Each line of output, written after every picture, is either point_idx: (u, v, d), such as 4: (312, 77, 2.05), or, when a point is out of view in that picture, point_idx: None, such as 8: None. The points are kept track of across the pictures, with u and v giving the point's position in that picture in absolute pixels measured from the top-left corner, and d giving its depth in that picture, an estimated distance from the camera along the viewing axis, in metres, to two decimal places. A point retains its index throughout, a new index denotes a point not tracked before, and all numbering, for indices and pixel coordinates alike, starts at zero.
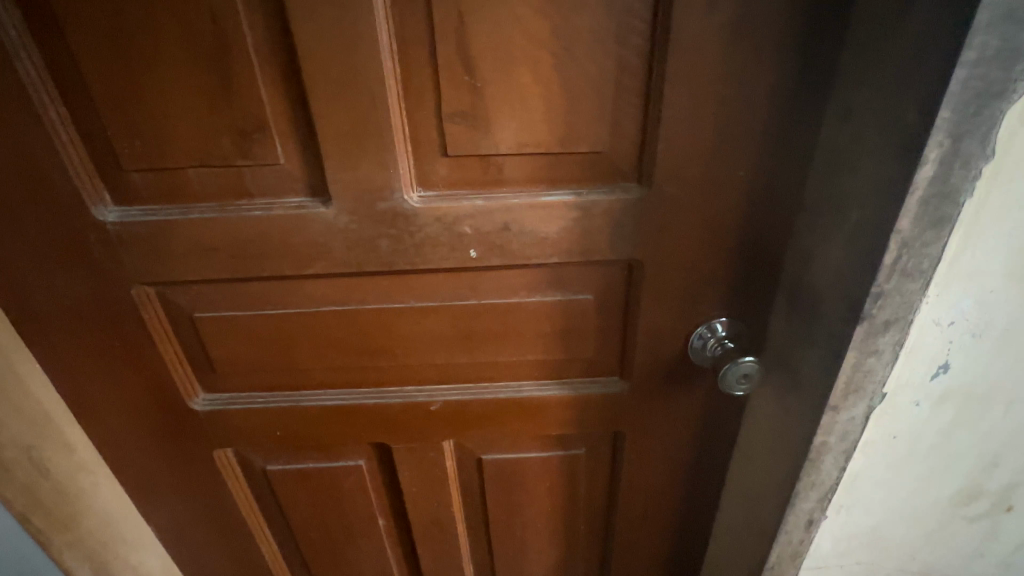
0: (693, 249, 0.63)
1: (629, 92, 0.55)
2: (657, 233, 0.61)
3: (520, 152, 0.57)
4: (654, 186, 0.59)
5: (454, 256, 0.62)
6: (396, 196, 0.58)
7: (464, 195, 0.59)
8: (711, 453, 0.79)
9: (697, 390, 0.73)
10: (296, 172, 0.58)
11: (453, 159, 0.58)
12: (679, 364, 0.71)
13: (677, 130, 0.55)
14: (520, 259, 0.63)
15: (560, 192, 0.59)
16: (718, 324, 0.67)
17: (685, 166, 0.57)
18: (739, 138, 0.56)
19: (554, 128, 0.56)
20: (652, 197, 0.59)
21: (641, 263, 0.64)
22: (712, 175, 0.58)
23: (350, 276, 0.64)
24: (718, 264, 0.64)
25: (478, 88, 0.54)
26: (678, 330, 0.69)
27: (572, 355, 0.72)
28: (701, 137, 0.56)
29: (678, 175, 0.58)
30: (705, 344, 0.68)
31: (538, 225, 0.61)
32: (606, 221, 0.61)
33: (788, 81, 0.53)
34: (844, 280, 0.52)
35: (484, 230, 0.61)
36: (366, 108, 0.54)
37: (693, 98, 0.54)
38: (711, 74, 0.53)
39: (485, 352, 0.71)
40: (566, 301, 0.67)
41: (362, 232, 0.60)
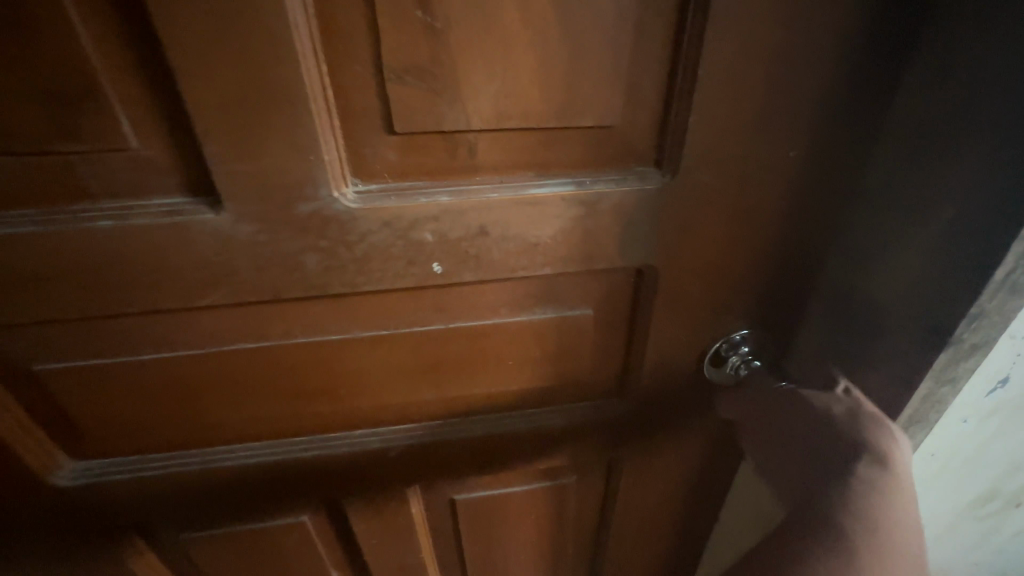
0: (719, 250, 0.49)
1: (653, 41, 0.39)
2: (680, 231, 0.47)
3: (501, 127, 0.40)
4: (682, 172, 0.44)
5: (412, 273, 0.45)
6: (323, 194, 0.40)
7: (422, 189, 0.42)
8: (718, 473, 0.69)
9: (707, 408, 0.62)
10: (161, 161, 0.38)
11: (404, 139, 0.40)
12: (690, 382, 0.59)
13: (716, 96, 0.40)
14: (501, 271, 0.47)
15: (555, 182, 0.44)
16: (740, 338, 0.55)
17: (721, 144, 0.43)
18: (791, 110, 0.42)
19: (549, 93, 0.39)
20: (679, 186, 0.44)
21: (655, 269, 0.50)
22: (752, 158, 0.44)
23: (265, 303, 0.46)
24: (747, 268, 0.51)
25: (439, 31, 0.36)
26: (692, 345, 0.56)
27: (564, 380, 0.58)
28: (745, 104, 0.41)
29: (711, 156, 0.43)
30: (725, 363, 0.57)
31: (525, 228, 0.45)
32: (614, 218, 0.45)
33: (865, 29, 0.39)
34: (926, 297, 0.40)
35: (451, 237, 0.44)
36: (264, 62, 0.35)
37: (740, 51, 0.39)
38: (771, 15, 0.38)
39: (456, 385, 0.56)
40: (557, 317, 0.53)
41: (275, 245, 0.42)
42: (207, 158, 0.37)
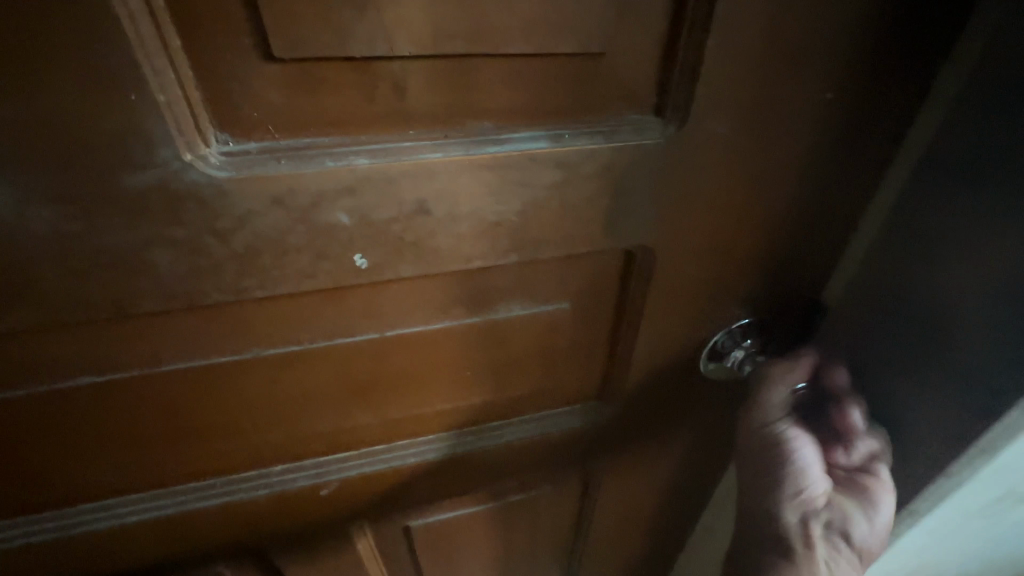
0: (728, 225, 0.39)
1: None
2: (683, 202, 0.36)
3: (441, 55, 0.27)
4: (692, 121, 0.32)
5: (326, 269, 0.32)
6: (166, 156, 0.26)
7: (329, 148, 0.28)
8: (706, 473, 0.62)
9: (700, 408, 0.53)
10: None
11: (291, 70, 0.26)
12: (683, 381, 0.50)
13: (741, 10, 0.29)
14: (451, 262, 0.35)
15: (521, 137, 0.31)
16: (742, 328, 0.46)
17: (743, 82, 0.32)
18: (833, 36, 0.31)
19: (511, 1, 0.26)
20: (686, 141, 0.33)
21: (648, 252, 0.39)
22: (779, 104, 0.33)
23: (109, 322, 0.32)
24: (757, 245, 0.41)
25: None
26: (687, 337, 0.46)
27: (535, 388, 0.48)
28: (777, 26, 0.30)
29: (728, 99, 0.32)
30: (725, 358, 0.48)
31: (484, 202, 0.32)
32: (602, 186, 0.34)
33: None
34: (996, 315, 0.32)
35: (378, 216, 0.31)
36: None
37: None
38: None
39: (400, 404, 0.44)
40: (525, 314, 0.41)
41: (100, 237, 0.27)
42: None
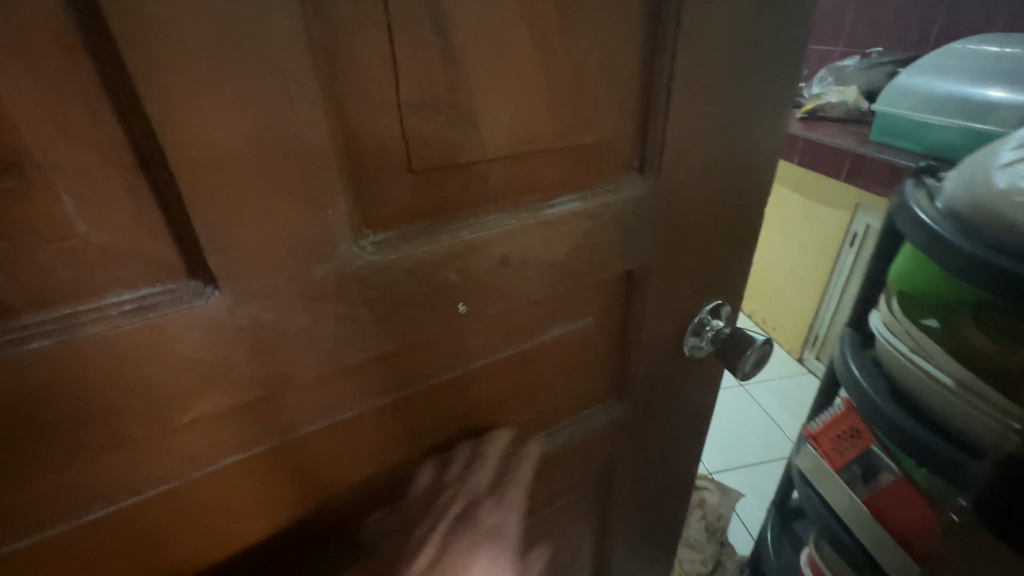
0: (696, 242, 0.55)
1: (642, 60, 0.41)
2: (666, 230, 0.51)
3: (516, 154, 0.39)
4: (668, 177, 0.47)
5: (437, 318, 0.42)
6: (340, 250, 0.35)
7: (442, 227, 0.39)
8: (696, 441, 0.76)
9: (689, 386, 0.68)
10: (125, 247, 0.28)
11: (420, 176, 0.36)
12: (676, 367, 0.64)
13: (694, 107, 0.44)
14: (519, 299, 0.46)
15: (562, 201, 0.44)
16: (709, 311, 0.61)
17: (698, 147, 0.47)
18: (749, 115, 0.48)
19: (558, 114, 0.39)
20: (666, 190, 0.48)
21: (646, 269, 0.53)
22: (721, 160, 0.49)
23: (268, 398, 0.38)
24: (715, 252, 0.57)
25: (456, 60, 0.34)
26: (677, 330, 0.61)
27: (569, 392, 0.59)
28: (717, 113, 0.46)
29: (689, 160, 0.47)
30: (700, 337, 0.62)
31: (542, 250, 0.44)
32: (614, 226, 0.48)
33: (796, 42, 0.46)
34: None
35: (473, 271, 0.41)
36: (274, 107, 0.29)
37: (712, 65, 0.43)
38: (732, 33, 0.42)
39: (470, 427, 0.53)
40: (564, 332, 0.53)
41: (286, 319, 0.35)
42: (200, 236, 0.30)
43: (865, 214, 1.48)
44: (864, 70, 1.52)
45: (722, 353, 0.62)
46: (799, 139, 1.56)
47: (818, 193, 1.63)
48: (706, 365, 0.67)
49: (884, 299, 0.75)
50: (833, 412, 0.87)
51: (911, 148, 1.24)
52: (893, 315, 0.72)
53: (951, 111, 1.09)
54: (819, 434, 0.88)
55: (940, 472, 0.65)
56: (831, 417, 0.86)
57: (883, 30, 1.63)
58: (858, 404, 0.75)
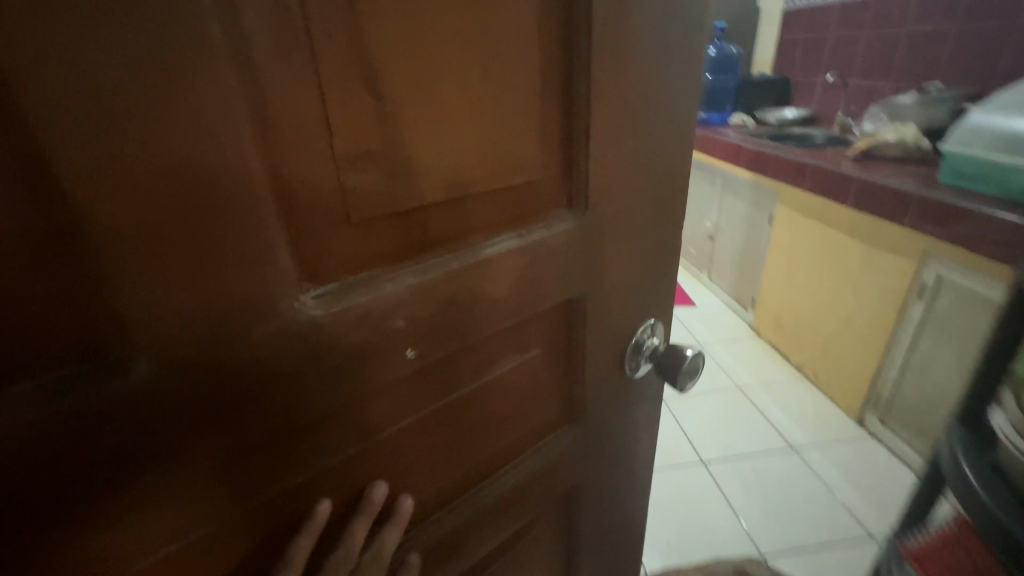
0: (625, 270, 0.59)
1: (558, 109, 0.45)
2: (597, 260, 0.55)
3: (455, 198, 0.41)
4: (593, 210, 0.52)
5: (387, 367, 0.41)
6: (283, 308, 0.33)
7: (386, 275, 0.38)
8: (642, 455, 0.80)
9: (631, 403, 0.72)
10: (40, 325, 0.26)
11: (361, 226, 0.36)
12: (618, 387, 0.68)
13: (607, 149, 0.49)
14: (469, 337, 0.46)
15: (501, 239, 0.46)
16: (646, 331, 0.67)
17: (615, 184, 0.52)
18: (652, 155, 0.54)
19: (490, 159, 0.42)
20: (594, 220, 0.52)
21: (583, 297, 0.56)
22: (636, 195, 0.55)
23: (212, 476, 0.34)
24: (642, 274, 0.62)
25: (390, 112, 0.34)
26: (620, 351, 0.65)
27: (523, 424, 0.60)
28: (627, 154, 0.51)
29: (608, 195, 0.52)
30: (641, 356, 0.67)
31: (487, 287, 0.46)
32: (551, 259, 0.50)
33: (686, 89, 0.54)
34: None
35: (422, 315, 0.41)
36: (206, 170, 0.27)
37: (620, 112, 0.48)
38: (633, 82, 0.48)
39: (428, 476, 0.51)
40: (513, 364, 0.54)
41: (227, 382, 0.32)
42: (129, 309, 0.27)
43: (932, 262, 1.39)
44: (924, 106, 1.66)
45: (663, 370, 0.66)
46: (853, 180, 1.55)
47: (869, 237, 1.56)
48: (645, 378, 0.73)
49: (1008, 395, 0.74)
50: (938, 528, 0.85)
51: (992, 194, 1.24)
52: (1014, 412, 0.71)
53: (1004, 142, 1.19)
54: (919, 553, 0.85)
55: (1003, 549, 0.66)
56: (935, 537, 0.83)
57: (943, 68, 1.83)
58: (957, 492, 0.74)
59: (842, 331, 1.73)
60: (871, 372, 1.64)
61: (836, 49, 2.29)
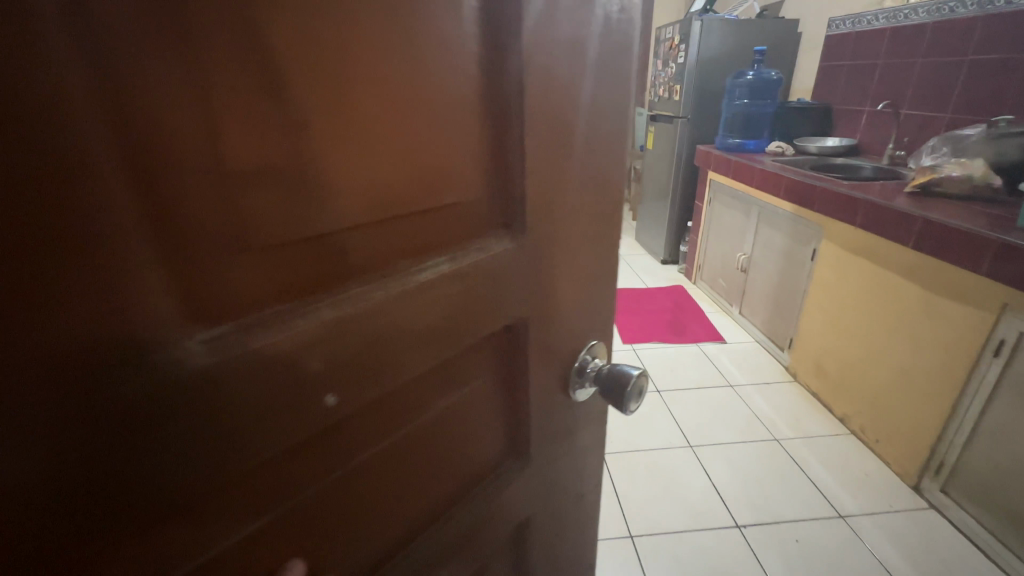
0: (567, 293, 0.55)
1: (495, 121, 0.41)
2: (540, 285, 0.51)
3: (377, 219, 0.36)
4: (535, 232, 0.47)
5: (299, 418, 0.34)
6: (160, 359, 0.26)
7: (296, 310, 0.33)
8: (589, 485, 0.75)
9: (576, 431, 0.68)
10: None
11: (264, 253, 0.30)
12: (562, 416, 0.63)
13: (546, 164, 0.45)
14: (398, 376, 0.41)
15: (434, 264, 0.41)
16: (587, 352, 0.61)
17: (555, 200, 0.48)
18: (595, 172, 0.51)
19: (414, 174, 0.37)
20: (535, 242, 0.48)
21: (526, 324, 0.51)
22: (577, 212, 0.51)
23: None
24: (587, 297, 0.58)
25: (295, 120, 0.29)
26: (562, 380, 0.60)
27: (466, 466, 0.54)
28: (568, 170, 0.47)
29: (549, 212, 0.48)
30: (583, 379, 0.61)
31: (420, 317, 0.40)
32: (490, 285, 0.45)
33: (623, 102, 0.51)
34: None
35: (341, 355, 0.36)
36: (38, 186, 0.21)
37: (559, 125, 0.44)
38: (572, 96, 0.44)
39: (356, 537, 0.44)
40: (452, 399, 0.49)
41: (83, 465, 0.25)
42: None
43: (1011, 318, 1.23)
44: (992, 140, 1.52)
45: (604, 392, 0.60)
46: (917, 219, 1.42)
47: (942, 282, 1.39)
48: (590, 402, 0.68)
49: None
50: None
51: None
52: None
53: None
54: None
55: None
56: None
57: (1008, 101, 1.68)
58: None
59: (895, 383, 1.57)
60: (929, 434, 1.47)
61: (885, 78, 2.16)
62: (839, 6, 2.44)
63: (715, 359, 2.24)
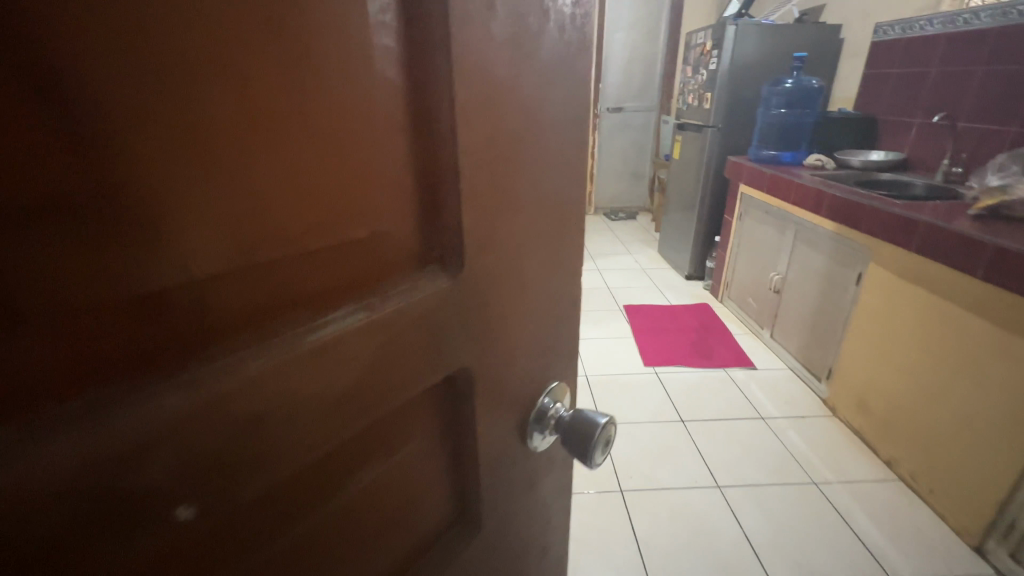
0: (519, 338, 0.46)
1: (414, 133, 0.32)
2: (485, 331, 0.42)
3: (251, 262, 0.27)
4: (475, 270, 0.38)
5: (131, 545, 0.24)
6: None
7: (119, 396, 0.23)
8: (552, 542, 0.66)
9: (536, 488, 0.58)
10: None
11: (51, 321, 0.21)
12: (520, 475, 0.54)
13: (485, 187, 0.36)
14: (294, 463, 0.31)
15: (341, 315, 0.31)
16: (548, 396, 0.53)
17: (498, 229, 0.39)
18: (545, 194, 0.42)
19: (303, 202, 0.28)
20: (477, 284, 0.39)
21: (467, 377, 0.42)
22: (526, 243, 0.42)
23: None
24: (543, 338, 0.50)
25: (93, 130, 0.20)
26: (518, 437, 0.51)
27: (400, 551, 0.44)
28: (512, 193, 0.39)
29: (491, 244, 0.39)
30: (543, 429, 0.53)
31: (321, 387, 0.31)
32: (419, 337, 0.36)
33: (578, 113, 0.43)
34: None
35: (202, 449, 0.26)
36: None
37: (497, 138, 0.35)
38: (513, 107, 0.36)
39: None
40: (380, 474, 0.39)
41: None
42: None
43: None
44: None
45: (566, 444, 0.51)
46: (987, 245, 1.24)
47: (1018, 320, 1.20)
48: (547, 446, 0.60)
49: None
50: None
51: None
52: None
53: None
54: None
55: None
56: None
57: None
58: None
59: (956, 429, 1.38)
60: (997, 491, 1.27)
61: (939, 87, 1.97)
62: (887, 10, 2.26)
63: (745, 387, 2.06)
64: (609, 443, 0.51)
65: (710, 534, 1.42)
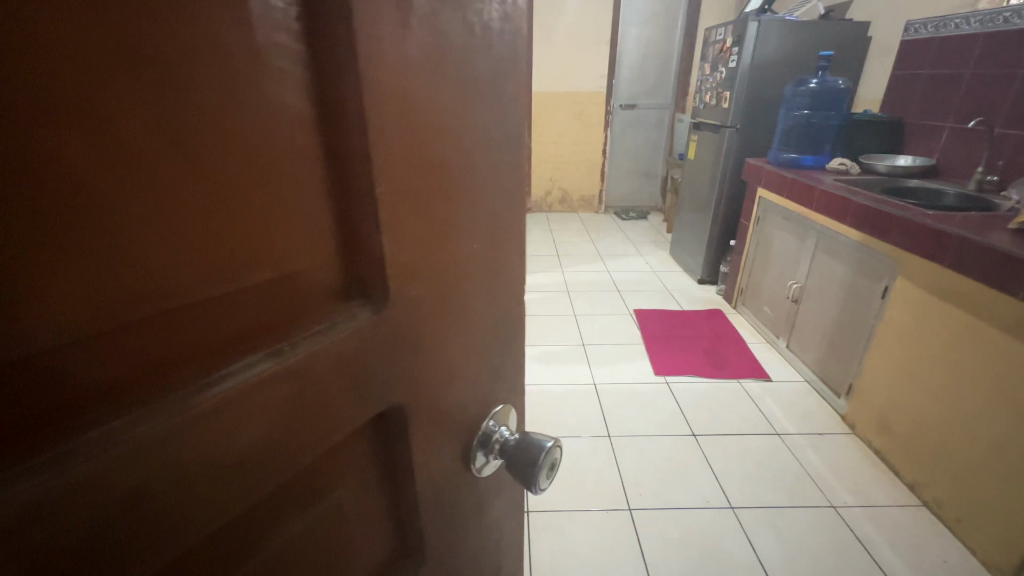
0: (458, 369, 0.42)
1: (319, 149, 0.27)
2: (418, 368, 0.37)
3: (110, 311, 0.21)
4: (401, 302, 0.33)
5: None
6: None
7: None
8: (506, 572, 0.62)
9: (487, 521, 0.54)
10: None
11: None
12: (467, 511, 0.50)
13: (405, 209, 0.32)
14: (185, 544, 0.25)
15: (241, 366, 0.26)
16: (494, 419, 0.49)
17: (424, 255, 0.34)
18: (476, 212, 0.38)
19: (178, 238, 0.22)
20: (404, 316, 0.34)
21: (400, 418, 0.37)
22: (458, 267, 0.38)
23: None
24: (486, 367, 0.46)
25: None
26: (463, 473, 0.46)
27: None
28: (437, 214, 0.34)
29: (417, 271, 0.34)
30: (488, 454, 0.48)
31: (217, 451, 0.25)
32: (336, 381, 0.31)
33: (511, 125, 0.39)
34: None
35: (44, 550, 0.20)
36: None
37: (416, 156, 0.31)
38: (434, 122, 0.32)
39: None
40: (305, 528, 0.33)
41: None
42: None
43: None
44: None
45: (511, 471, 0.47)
46: None
47: None
48: (503, 479, 0.55)
49: None
50: None
51: None
52: None
53: None
54: None
55: None
56: None
57: None
58: None
59: (988, 457, 1.28)
60: None
61: (974, 88, 1.85)
62: (920, 6, 2.13)
63: (761, 400, 1.98)
64: (553, 469, 0.48)
65: (722, 559, 1.35)
